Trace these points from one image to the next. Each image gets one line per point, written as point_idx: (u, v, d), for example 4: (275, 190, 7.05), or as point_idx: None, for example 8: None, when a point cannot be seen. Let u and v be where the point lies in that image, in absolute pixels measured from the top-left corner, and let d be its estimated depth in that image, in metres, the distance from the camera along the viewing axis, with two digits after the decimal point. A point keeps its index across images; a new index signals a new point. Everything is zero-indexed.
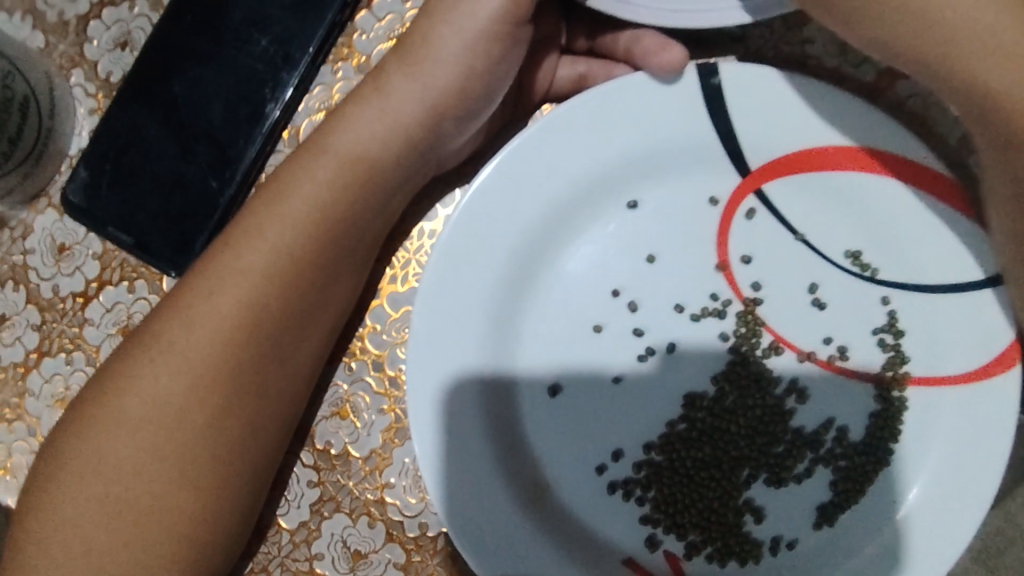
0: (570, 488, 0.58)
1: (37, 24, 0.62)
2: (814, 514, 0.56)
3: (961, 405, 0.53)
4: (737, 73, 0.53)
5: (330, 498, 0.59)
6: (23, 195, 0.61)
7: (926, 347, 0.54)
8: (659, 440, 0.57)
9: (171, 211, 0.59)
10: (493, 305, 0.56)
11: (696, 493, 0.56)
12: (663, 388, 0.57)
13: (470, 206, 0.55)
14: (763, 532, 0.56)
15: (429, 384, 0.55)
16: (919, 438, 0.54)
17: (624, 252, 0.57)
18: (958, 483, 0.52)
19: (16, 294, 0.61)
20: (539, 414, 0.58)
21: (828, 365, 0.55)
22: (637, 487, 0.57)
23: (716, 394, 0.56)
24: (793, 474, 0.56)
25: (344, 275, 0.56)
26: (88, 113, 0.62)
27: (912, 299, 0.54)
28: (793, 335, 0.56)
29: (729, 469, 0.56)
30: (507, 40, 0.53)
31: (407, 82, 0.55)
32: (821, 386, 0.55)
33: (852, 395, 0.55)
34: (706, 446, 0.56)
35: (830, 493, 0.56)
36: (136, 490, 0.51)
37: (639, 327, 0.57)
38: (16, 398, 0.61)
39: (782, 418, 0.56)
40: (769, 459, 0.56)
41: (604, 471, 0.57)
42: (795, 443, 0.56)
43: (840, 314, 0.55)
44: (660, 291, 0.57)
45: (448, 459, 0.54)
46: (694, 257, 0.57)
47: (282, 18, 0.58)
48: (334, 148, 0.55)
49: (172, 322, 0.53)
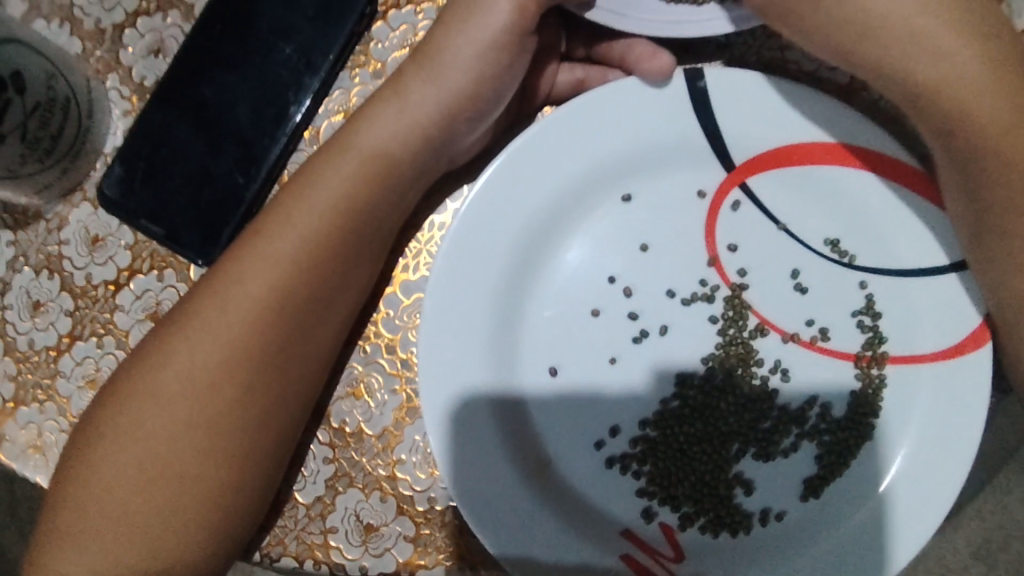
0: (570, 464, 0.61)
1: (74, 31, 0.66)
2: (801, 487, 0.61)
3: (937, 380, 0.58)
4: (720, 76, 0.59)
5: (344, 473, 0.63)
6: (60, 190, 0.65)
7: (900, 328, 0.60)
8: (654, 417, 0.61)
9: (200, 204, 0.63)
10: (498, 292, 0.60)
11: (689, 466, 0.62)
12: (658, 368, 0.62)
13: (477, 199, 0.59)
14: (754, 502, 0.61)
15: (439, 367, 0.59)
16: (899, 411, 0.60)
17: (619, 242, 0.62)
18: (940, 451, 0.57)
19: (50, 281, 0.66)
20: (541, 394, 0.62)
21: (811, 345, 0.61)
22: (633, 462, 0.62)
23: (706, 374, 0.61)
24: (779, 449, 0.61)
25: (362, 264, 0.60)
26: (123, 114, 0.66)
27: (888, 283, 0.60)
28: (779, 319, 0.61)
29: (720, 443, 0.61)
30: (515, 47, 0.58)
31: (423, 85, 0.58)
32: (802, 364, 0.61)
33: (833, 375, 0.61)
34: (697, 422, 0.61)
35: (815, 467, 0.61)
36: (168, 458, 0.55)
37: (634, 311, 0.62)
38: (48, 380, 0.65)
39: (768, 396, 0.61)
40: (757, 434, 0.61)
41: (602, 446, 0.61)
42: (781, 419, 0.61)
43: (822, 299, 0.61)
44: (654, 278, 0.62)
45: (456, 435, 0.58)
46: (684, 246, 0.62)
47: (305, 27, 0.63)
48: (356, 146, 0.58)
49: (204, 304, 0.58)
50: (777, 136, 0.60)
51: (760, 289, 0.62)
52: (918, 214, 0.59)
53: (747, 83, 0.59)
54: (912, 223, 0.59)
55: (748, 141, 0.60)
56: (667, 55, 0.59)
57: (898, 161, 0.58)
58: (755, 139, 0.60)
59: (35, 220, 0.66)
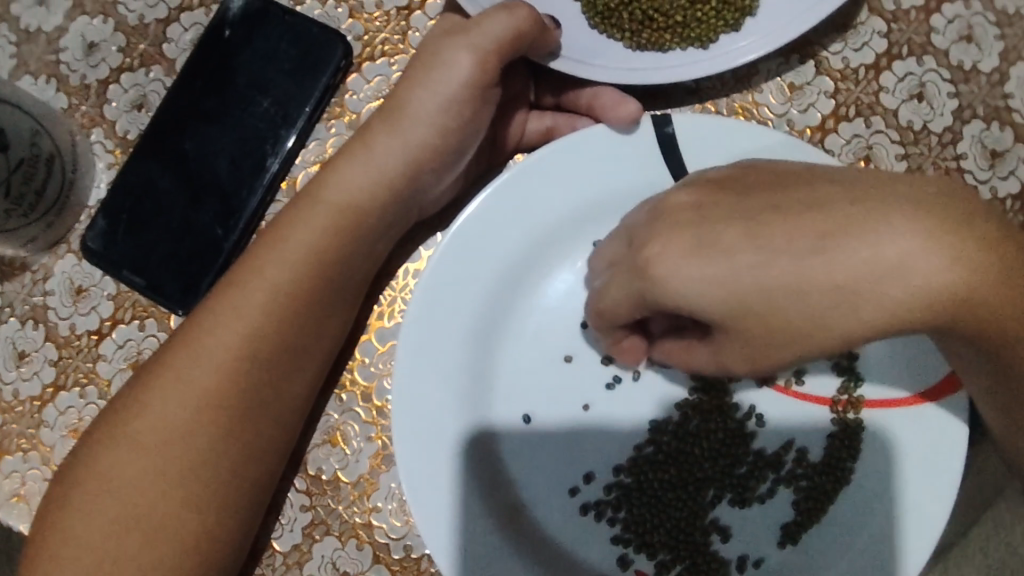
0: (546, 511, 0.61)
1: (60, 86, 0.68)
2: (778, 533, 0.60)
3: (913, 423, 0.58)
4: (688, 122, 0.59)
5: (321, 521, 0.63)
6: (46, 242, 0.67)
7: (876, 370, 0.60)
8: (628, 462, 0.61)
9: (180, 256, 0.64)
10: (472, 339, 0.61)
11: (664, 513, 0.61)
12: (633, 413, 0.62)
13: (449, 247, 0.60)
14: (730, 549, 0.60)
15: (413, 414, 0.59)
16: (877, 455, 0.59)
17: None
18: (917, 496, 0.56)
19: (36, 331, 0.67)
20: (515, 441, 0.62)
21: (785, 389, 0.61)
22: (608, 508, 0.61)
23: (680, 419, 0.61)
24: (755, 494, 0.61)
25: (333, 314, 0.61)
26: (106, 167, 0.68)
27: None
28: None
29: (695, 490, 0.61)
30: (478, 99, 0.59)
31: (390, 137, 0.59)
32: (777, 408, 0.61)
33: (811, 418, 0.61)
34: (672, 468, 0.61)
35: (792, 512, 0.60)
36: (142, 508, 0.55)
37: (607, 357, 0.62)
38: (32, 429, 0.66)
39: (744, 440, 0.61)
40: (732, 479, 0.61)
41: (577, 493, 0.61)
42: (757, 464, 0.61)
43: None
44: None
45: (431, 485, 0.58)
46: None
47: (281, 81, 0.64)
48: (326, 199, 0.59)
49: (180, 355, 0.57)
50: None
51: None
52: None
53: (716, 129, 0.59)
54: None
55: None
56: (634, 103, 0.60)
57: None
58: None
59: (21, 271, 0.67)
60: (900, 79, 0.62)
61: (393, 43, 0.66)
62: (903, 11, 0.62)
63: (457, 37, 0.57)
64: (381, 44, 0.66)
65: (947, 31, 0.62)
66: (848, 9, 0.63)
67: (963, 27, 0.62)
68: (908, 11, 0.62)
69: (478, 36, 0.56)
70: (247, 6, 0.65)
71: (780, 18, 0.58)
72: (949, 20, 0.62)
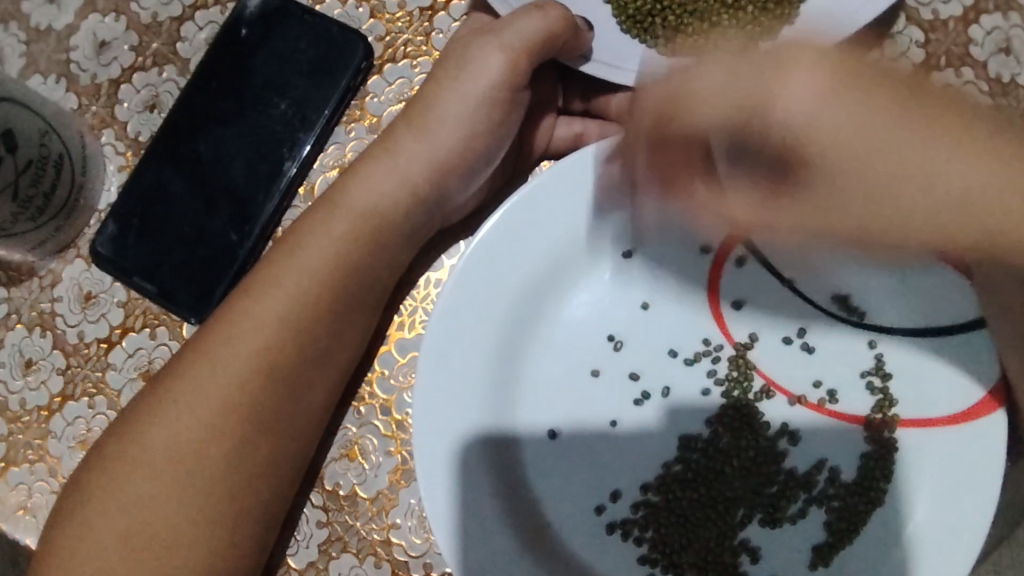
0: (571, 529, 0.59)
1: (70, 86, 0.66)
2: (810, 554, 0.58)
3: (950, 446, 0.56)
4: None
5: (337, 538, 0.61)
6: (54, 246, 0.65)
7: (912, 390, 0.58)
8: (656, 481, 0.59)
9: (193, 262, 0.62)
10: (496, 352, 0.59)
11: (694, 534, 0.59)
12: (662, 430, 0.60)
13: (475, 256, 0.57)
14: (759, 571, 0.58)
15: (435, 427, 0.57)
16: (914, 478, 0.57)
17: (620, 300, 0.61)
18: (954, 517, 0.54)
19: (43, 338, 0.65)
20: (540, 456, 0.60)
21: (818, 408, 0.59)
22: (635, 527, 0.59)
23: (710, 436, 0.59)
24: (785, 515, 0.58)
25: (355, 322, 0.59)
26: (117, 170, 0.66)
27: (897, 343, 0.58)
28: (785, 378, 0.59)
29: (724, 509, 0.59)
30: (508, 103, 0.57)
31: (416, 142, 0.57)
32: (811, 426, 0.59)
33: (843, 438, 0.59)
34: (700, 487, 0.59)
35: (825, 534, 0.58)
36: (157, 526, 0.53)
37: (634, 371, 0.60)
38: (39, 439, 0.64)
39: (775, 459, 0.59)
40: (763, 499, 0.59)
41: (604, 511, 0.59)
42: (788, 484, 0.58)
43: (828, 359, 0.59)
44: (654, 338, 0.61)
45: (455, 502, 0.56)
46: (686, 303, 0.61)
47: (301, 82, 0.62)
48: (347, 204, 0.57)
49: (196, 360, 0.55)
50: None
51: (765, 348, 0.60)
52: (927, 270, 0.56)
53: None
54: (925, 281, 0.57)
55: None
56: None
57: None
58: None
59: (28, 276, 0.65)
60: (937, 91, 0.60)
61: (416, 44, 0.64)
62: (941, 21, 0.61)
63: (487, 37, 0.56)
64: (404, 45, 0.64)
65: (986, 42, 0.60)
66: (886, 17, 0.61)
67: (1002, 39, 0.60)
68: (946, 21, 0.61)
69: (510, 37, 0.55)
70: (265, 5, 0.63)
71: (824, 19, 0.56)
72: (987, 31, 0.60)
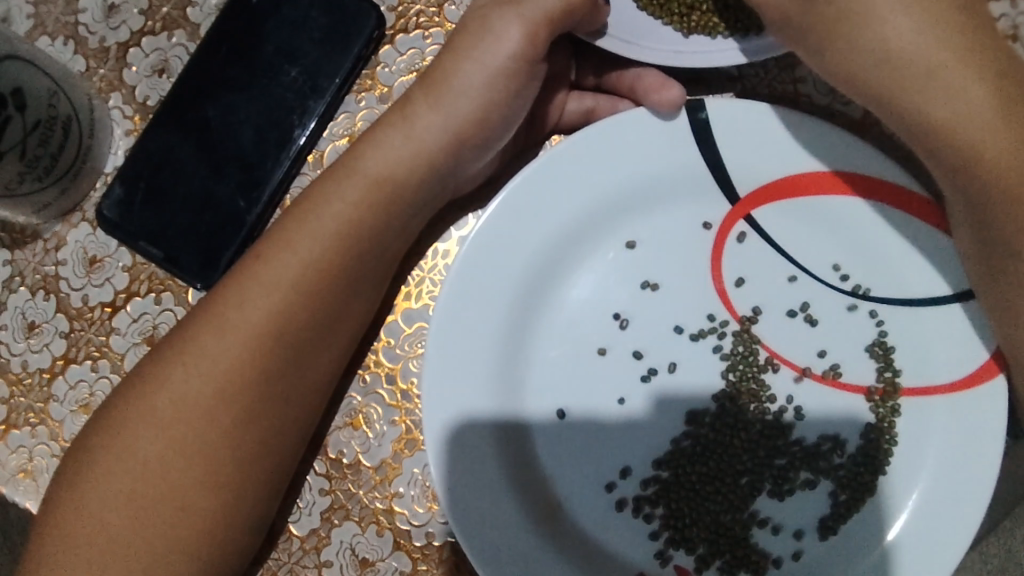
0: (580, 506, 0.60)
1: (79, 49, 0.66)
2: (816, 524, 0.59)
3: (953, 415, 0.56)
4: (723, 106, 0.58)
5: (340, 505, 0.61)
6: (59, 209, 0.64)
7: (913, 359, 0.58)
8: (666, 457, 0.60)
9: (201, 227, 0.62)
10: (503, 327, 0.59)
11: (703, 508, 0.59)
12: (666, 407, 0.60)
13: (483, 233, 0.57)
14: (769, 541, 0.59)
15: (444, 408, 0.57)
16: (916, 448, 0.57)
17: (625, 276, 0.61)
18: (960, 480, 0.55)
19: (47, 302, 0.64)
20: (547, 433, 0.60)
21: (823, 379, 0.59)
22: (646, 504, 0.60)
23: (716, 411, 0.60)
24: (794, 486, 0.59)
25: (364, 291, 0.59)
26: (124, 134, 0.65)
27: (897, 313, 0.58)
28: (791, 354, 0.60)
29: (733, 481, 0.59)
30: (525, 74, 0.57)
31: (432, 111, 0.58)
32: (815, 398, 0.59)
33: (845, 409, 0.59)
34: (710, 461, 0.59)
35: (829, 505, 0.59)
36: (161, 488, 0.53)
37: (638, 350, 0.60)
38: (41, 403, 0.63)
39: (782, 432, 0.59)
40: (771, 471, 0.59)
41: (614, 489, 0.60)
42: (797, 456, 0.59)
43: (832, 331, 0.60)
44: (657, 317, 0.61)
45: (457, 473, 0.56)
46: (694, 280, 0.61)
47: (312, 50, 0.62)
48: (362, 170, 0.57)
49: (205, 322, 0.55)
50: (785, 166, 0.58)
51: (771, 323, 0.60)
52: (926, 241, 0.57)
53: (755, 111, 0.57)
54: (925, 253, 0.57)
55: (753, 173, 0.59)
56: (677, 87, 0.58)
57: (909, 191, 0.57)
58: (763, 172, 0.59)
59: (32, 239, 0.65)
60: None
61: (428, 15, 0.64)
62: None
63: (508, 8, 0.56)
64: (416, 16, 0.64)
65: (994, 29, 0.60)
66: None
67: (1011, 26, 0.60)
68: None
69: (530, 9, 0.55)
70: None
71: None
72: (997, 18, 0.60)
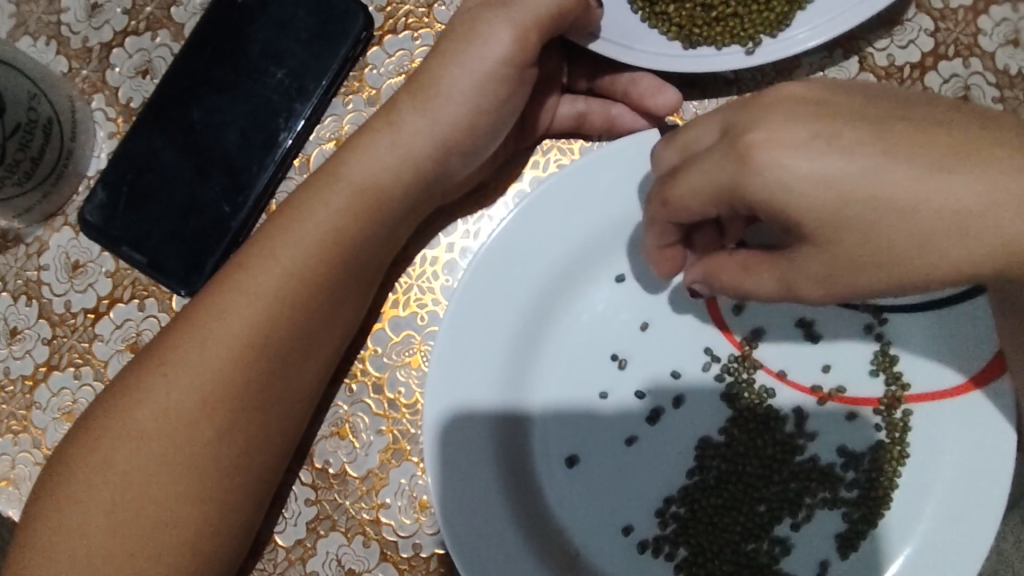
0: (599, 550, 0.57)
1: (60, 49, 0.65)
2: (834, 544, 0.57)
3: (962, 418, 0.55)
4: None
5: (326, 516, 0.60)
6: (41, 214, 0.63)
7: (920, 369, 0.57)
8: (679, 493, 0.57)
9: (184, 232, 0.61)
10: (508, 360, 0.56)
11: (721, 539, 0.58)
12: (675, 443, 0.58)
13: (485, 260, 0.55)
14: (794, 562, 0.57)
15: (447, 449, 0.54)
16: (928, 455, 0.56)
17: (627, 305, 0.59)
18: (973, 497, 0.54)
19: (29, 307, 0.63)
20: (555, 471, 0.57)
21: (831, 396, 0.58)
22: (666, 544, 0.57)
23: (726, 441, 0.58)
24: (811, 507, 0.57)
25: (350, 299, 0.57)
26: (107, 137, 0.64)
27: (896, 323, 0.57)
28: (795, 375, 0.58)
29: (750, 509, 0.57)
30: (514, 79, 0.55)
31: (418, 117, 0.56)
32: (824, 417, 0.58)
33: (855, 421, 0.57)
34: (725, 491, 0.57)
35: (845, 521, 0.57)
36: (139, 500, 0.52)
37: (640, 390, 0.58)
38: (23, 410, 0.62)
39: (793, 454, 0.57)
40: (789, 495, 0.57)
41: (632, 532, 0.57)
42: (811, 476, 0.57)
43: (835, 345, 0.58)
44: (657, 357, 0.59)
45: (456, 514, 0.53)
46: (688, 310, 0.59)
47: (299, 51, 0.61)
48: (347, 177, 0.56)
49: (180, 350, 0.54)
50: None
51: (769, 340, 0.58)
52: None
53: None
54: None
55: None
56: (672, 89, 0.57)
57: None
58: None
59: (14, 244, 0.63)
60: (945, 80, 0.60)
61: (417, 16, 0.62)
62: (951, 10, 0.60)
63: (497, 11, 0.54)
64: (405, 16, 0.63)
65: (994, 34, 0.60)
66: (898, 4, 0.60)
67: (1011, 30, 0.59)
68: (956, 10, 0.60)
69: (520, 11, 0.53)
70: None
71: (834, 7, 0.55)
72: (997, 22, 0.60)
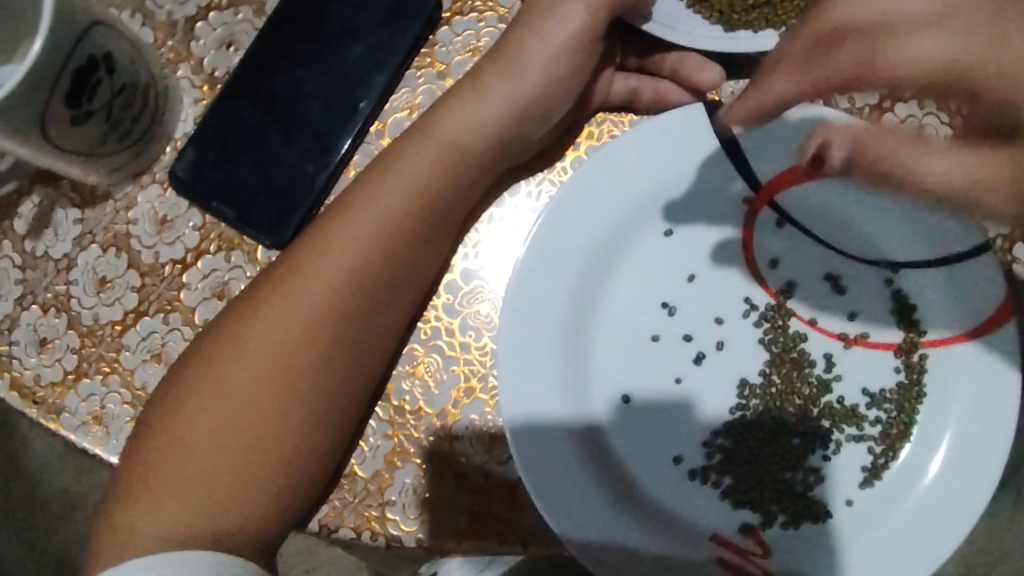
0: (653, 478, 0.65)
1: (146, 22, 0.70)
2: (861, 475, 0.65)
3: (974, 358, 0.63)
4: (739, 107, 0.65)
5: (403, 449, 0.66)
6: (130, 171, 0.68)
7: (935, 315, 0.65)
8: (725, 427, 0.65)
9: (270, 189, 0.66)
10: (572, 305, 0.64)
11: (763, 470, 0.66)
12: (720, 380, 0.66)
13: (552, 216, 0.63)
14: (827, 491, 0.65)
15: (518, 381, 0.62)
16: (943, 392, 0.64)
17: (677, 260, 0.67)
18: (986, 427, 0.62)
19: (119, 258, 0.68)
20: (612, 404, 0.65)
21: (858, 341, 0.67)
22: (713, 472, 0.65)
23: (765, 382, 0.66)
24: (839, 442, 0.66)
25: (434, 246, 0.64)
26: (194, 102, 0.69)
27: (913, 276, 0.66)
28: (825, 323, 0.67)
29: (787, 443, 0.66)
30: (582, 57, 0.65)
31: (501, 83, 0.64)
32: (851, 361, 0.67)
33: (880, 365, 0.66)
34: (764, 426, 0.66)
35: (870, 456, 0.65)
36: (248, 420, 0.57)
37: (688, 334, 0.67)
38: (112, 353, 0.67)
39: (823, 392, 0.66)
40: (821, 431, 0.66)
41: (683, 461, 0.65)
42: (839, 413, 0.66)
43: (858, 296, 0.67)
44: (701, 308, 0.67)
45: (529, 438, 0.61)
46: (727, 265, 0.68)
47: (375, 28, 0.67)
48: (432, 137, 0.64)
49: (286, 287, 0.60)
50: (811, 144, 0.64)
51: (802, 291, 0.68)
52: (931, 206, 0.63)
53: None
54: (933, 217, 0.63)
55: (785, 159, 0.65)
56: (716, 66, 0.66)
57: None
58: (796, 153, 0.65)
59: (103, 199, 0.69)
60: None
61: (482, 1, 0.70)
62: None
63: None
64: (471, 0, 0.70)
65: None
66: None
67: None
68: None
69: None
70: None
71: None
72: None
